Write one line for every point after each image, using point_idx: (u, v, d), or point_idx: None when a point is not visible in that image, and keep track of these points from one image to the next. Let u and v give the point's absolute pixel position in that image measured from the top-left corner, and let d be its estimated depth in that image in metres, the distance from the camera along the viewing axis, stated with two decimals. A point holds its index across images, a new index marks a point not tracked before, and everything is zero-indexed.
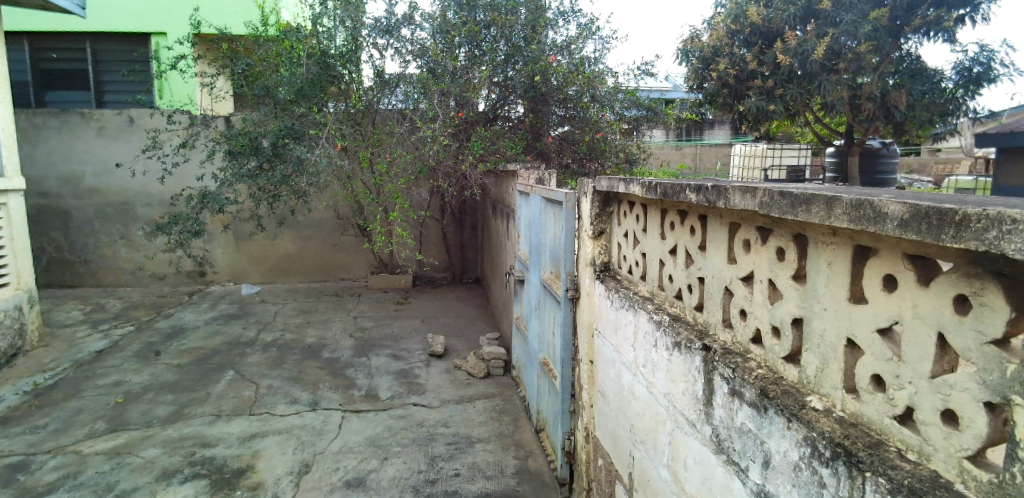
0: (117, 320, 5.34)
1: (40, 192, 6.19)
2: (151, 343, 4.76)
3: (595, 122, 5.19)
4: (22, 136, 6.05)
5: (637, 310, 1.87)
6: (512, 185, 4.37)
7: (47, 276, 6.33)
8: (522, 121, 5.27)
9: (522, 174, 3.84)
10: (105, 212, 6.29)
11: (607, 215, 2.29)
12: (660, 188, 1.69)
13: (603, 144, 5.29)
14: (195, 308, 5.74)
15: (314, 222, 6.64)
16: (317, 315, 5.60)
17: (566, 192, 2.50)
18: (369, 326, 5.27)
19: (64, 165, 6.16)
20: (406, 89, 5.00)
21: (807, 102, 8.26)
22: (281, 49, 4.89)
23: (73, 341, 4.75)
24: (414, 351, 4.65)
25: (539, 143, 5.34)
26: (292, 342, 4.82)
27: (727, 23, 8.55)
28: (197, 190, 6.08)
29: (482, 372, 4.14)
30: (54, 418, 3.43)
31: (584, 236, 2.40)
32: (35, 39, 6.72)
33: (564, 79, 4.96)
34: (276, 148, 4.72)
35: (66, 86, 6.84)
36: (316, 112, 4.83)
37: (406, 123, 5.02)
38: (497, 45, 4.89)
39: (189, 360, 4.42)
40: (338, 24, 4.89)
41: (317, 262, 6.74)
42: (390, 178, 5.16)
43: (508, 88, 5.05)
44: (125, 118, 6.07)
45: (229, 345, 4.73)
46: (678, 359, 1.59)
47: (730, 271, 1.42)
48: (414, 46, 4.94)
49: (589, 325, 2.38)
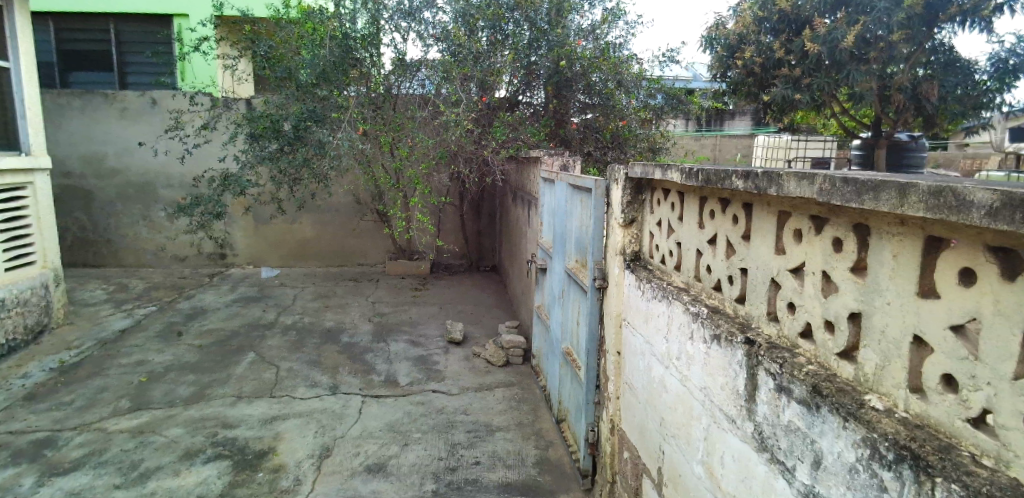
0: (139, 300, 5.40)
1: (64, 172, 6.26)
2: (173, 324, 4.81)
3: (620, 109, 5.11)
4: (46, 117, 6.10)
5: (672, 301, 1.82)
6: (534, 173, 4.31)
7: (71, 256, 6.43)
8: (544, 107, 5.19)
9: (546, 161, 3.78)
10: (128, 193, 6.35)
11: (639, 203, 2.21)
12: (702, 175, 1.61)
13: (626, 132, 5.23)
14: (216, 290, 5.80)
15: (333, 207, 6.64)
16: (335, 299, 5.62)
17: (596, 179, 2.43)
18: (387, 312, 5.26)
19: (88, 145, 6.21)
20: (428, 73, 4.94)
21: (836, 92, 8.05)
22: (303, 32, 4.85)
23: (97, 320, 4.82)
24: (433, 338, 4.64)
25: (562, 130, 5.25)
26: (311, 326, 4.84)
27: (755, 10, 8.31)
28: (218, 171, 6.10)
29: (502, 361, 4.12)
30: (79, 396, 3.49)
31: (613, 224, 2.33)
32: (59, 19, 6.73)
33: (590, 63, 4.85)
34: (297, 131, 4.69)
35: (90, 66, 6.88)
36: (338, 95, 4.78)
37: (428, 108, 4.96)
38: (522, 29, 4.81)
39: (210, 341, 4.46)
40: (360, 6, 4.80)
41: (335, 247, 6.76)
42: (411, 163, 5.12)
43: (531, 72, 4.95)
44: (147, 100, 6.09)
45: (249, 328, 4.76)
46: (717, 352, 1.54)
47: (778, 262, 1.36)
48: (436, 30, 4.88)
49: (616, 315, 2.32)
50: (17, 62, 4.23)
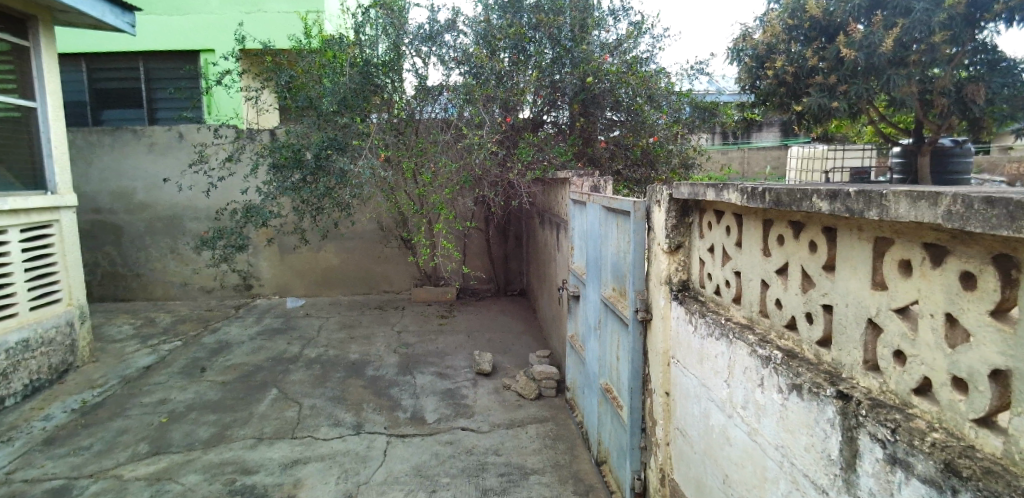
0: (166, 335, 5.37)
1: (95, 208, 6.35)
2: (197, 359, 4.73)
3: (650, 125, 4.89)
4: (78, 154, 6.22)
5: (733, 340, 1.57)
6: (563, 194, 4.10)
7: (101, 290, 6.49)
8: (570, 126, 4.99)
9: (576, 181, 3.59)
10: (156, 226, 6.39)
11: (686, 227, 1.97)
12: (770, 195, 1.37)
13: (657, 148, 5.01)
14: (241, 322, 5.73)
15: (357, 235, 6.56)
16: (361, 329, 5.48)
17: (634, 200, 2.21)
18: (414, 342, 5.08)
19: (117, 180, 6.30)
20: (449, 96, 4.80)
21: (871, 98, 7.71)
22: (324, 60, 4.83)
23: (123, 356, 4.78)
24: (461, 369, 4.43)
25: (589, 149, 5.05)
26: (336, 358, 4.70)
27: (783, 18, 8.03)
28: (241, 202, 6.10)
29: (534, 394, 3.88)
30: (99, 439, 3.38)
31: (656, 250, 2.09)
32: (91, 59, 6.96)
33: (617, 78, 4.65)
34: (319, 160, 4.60)
35: (120, 104, 7.04)
36: (359, 123, 4.70)
37: (450, 131, 4.83)
38: (546, 47, 4.66)
39: (233, 376, 4.35)
40: (381, 32, 4.77)
41: (360, 275, 6.66)
42: (434, 188, 5.02)
43: (555, 91, 4.79)
44: (174, 134, 6.17)
45: (273, 361, 4.64)
46: (798, 405, 1.28)
47: (877, 299, 1.10)
48: (457, 52, 4.77)
49: (663, 352, 2.07)
50: (44, 101, 4.28)
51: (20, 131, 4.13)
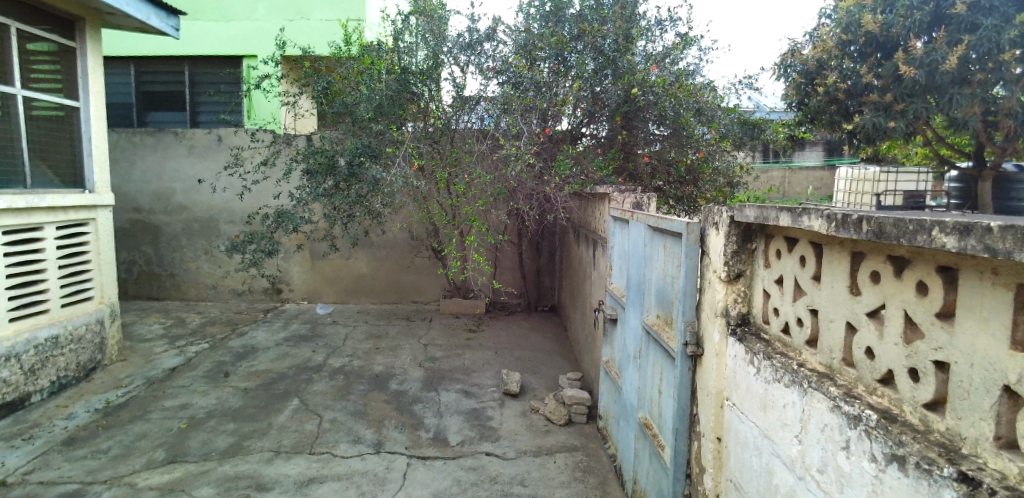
0: (194, 336, 5.38)
1: (134, 207, 6.47)
2: (222, 363, 4.70)
3: (696, 140, 4.65)
4: (122, 154, 6.36)
5: (810, 390, 1.33)
6: (603, 209, 3.89)
7: (137, 289, 6.59)
8: (611, 139, 4.80)
9: (618, 197, 3.39)
10: (192, 227, 6.47)
11: (748, 254, 1.74)
12: (863, 222, 1.12)
13: (704, 165, 4.78)
14: (268, 327, 5.70)
15: (388, 243, 6.49)
16: (387, 340, 5.36)
17: (687, 221, 1.99)
18: (440, 356, 4.93)
19: (157, 181, 6.41)
20: (486, 107, 4.67)
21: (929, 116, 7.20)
22: (362, 67, 4.78)
23: (150, 357, 4.78)
24: (487, 388, 4.25)
25: (631, 164, 4.85)
26: (360, 370, 4.58)
27: (837, 33, 7.66)
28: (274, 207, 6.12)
29: (563, 419, 3.67)
30: (117, 443, 3.33)
31: (712, 278, 1.86)
32: (140, 63, 7.16)
33: (663, 91, 4.43)
34: (352, 167, 4.51)
35: (164, 106, 7.20)
36: (394, 130, 4.61)
37: (487, 141, 4.71)
38: (588, 58, 4.49)
39: (256, 383, 4.28)
40: (420, 39, 4.71)
41: (390, 284, 6.58)
42: (467, 199, 4.92)
43: (597, 104, 4.61)
44: (214, 136, 6.25)
45: (296, 370, 4.56)
46: (898, 481, 1.05)
47: (1016, 363, 0.85)
48: (497, 62, 4.65)
49: (716, 392, 1.84)
50: (88, 100, 4.37)
51: (62, 130, 4.21)
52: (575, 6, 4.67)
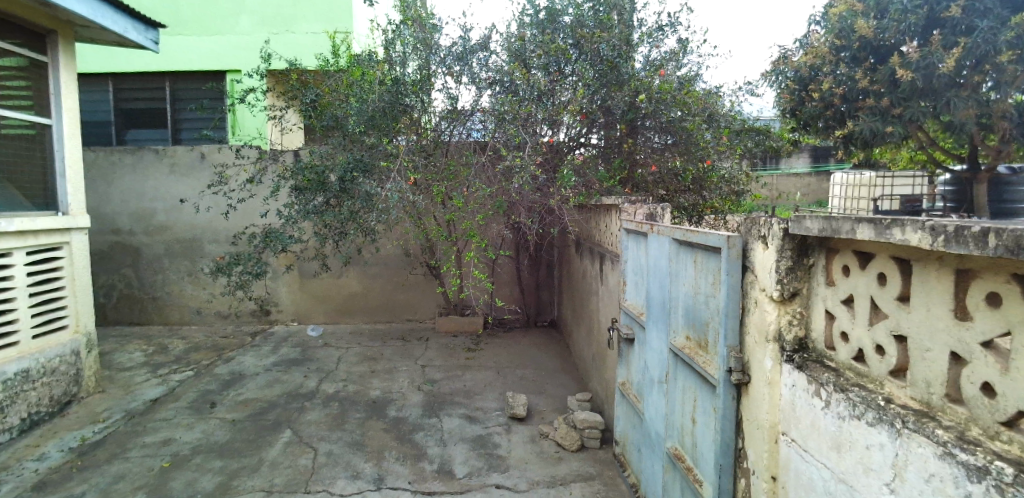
0: (177, 364, 5.07)
1: (113, 228, 6.17)
2: (208, 393, 4.41)
3: (703, 148, 4.45)
4: (100, 173, 6.07)
5: (910, 432, 1.11)
6: (612, 221, 3.69)
7: (117, 314, 6.26)
8: (613, 147, 4.62)
9: (629, 208, 3.20)
10: (174, 248, 6.18)
11: (805, 270, 1.53)
12: (984, 235, 0.91)
13: (711, 173, 4.58)
14: (256, 351, 5.40)
15: (381, 261, 6.24)
16: (382, 363, 5.09)
17: (726, 235, 1.78)
18: (439, 379, 4.68)
19: (138, 200, 6.12)
20: (483, 118, 4.51)
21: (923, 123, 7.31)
22: (352, 79, 4.57)
23: (131, 388, 4.48)
24: (492, 412, 4.00)
25: (635, 174, 4.61)
26: (355, 396, 4.31)
27: (831, 38, 7.61)
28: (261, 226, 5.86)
29: (575, 445, 3.43)
30: (93, 487, 3.03)
31: (761, 297, 1.65)
32: (119, 80, 6.89)
33: (666, 100, 4.29)
34: (344, 182, 4.28)
35: (145, 124, 6.94)
36: (387, 142, 4.35)
37: (487, 153, 4.52)
38: (588, 65, 4.33)
39: (244, 414, 3.99)
40: (412, 50, 4.54)
41: (383, 302, 6.33)
42: (464, 214, 4.70)
43: (599, 113, 4.43)
44: (197, 153, 6.00)
45: (288, 397, 4.28)
46: None
47: None
48: (492, 73, 4.47)
49: (769, 426, 1.62)
50: (60, 117, 4.10)
51: (34, 149, 3.94)
52: (568, 15, 4.47)
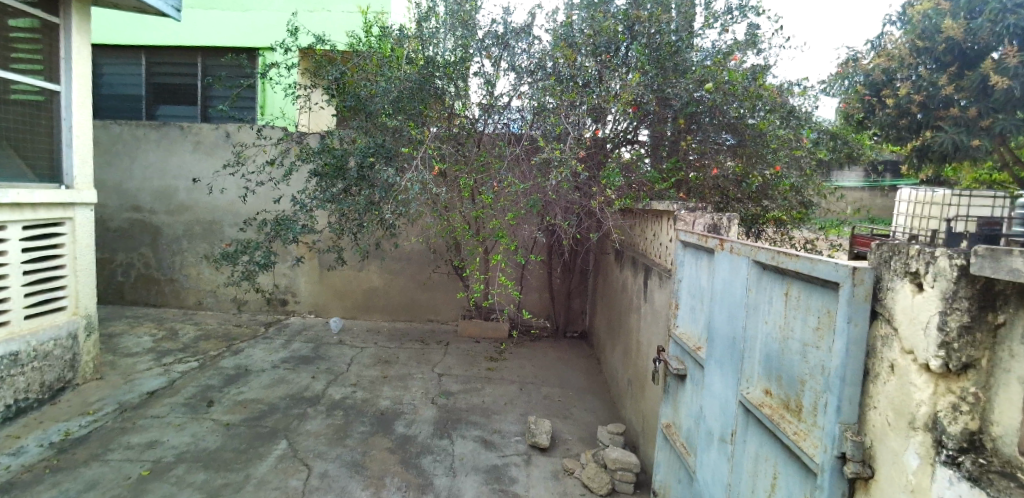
0: (184, 353, 4.81)
1: (134, 206, 5.99)
2: (208, 388, 4.11)
3: (769, 152, 3.86)
4: (125, 149, 5.90)
5: None
6: (664, 229, 3.18)
7: (133, 294, 6.09)
8: (666, 145, 4.08)
9: (687, 216, 2.68)
10: (194, 230, 5.95)
11: (987, 332, 1.00)
12: None
13: (784, 181, 3.87)
14: (267, 345, 5.09)
15: (404, 256, 5.87)
16: (396, 367, 4.69)
17: (850, 267, 1.26)
18: (456, 391, 4.26)
19: (161, 178, 5.91)
20: (522, 106, 4.06)
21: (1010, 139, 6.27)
22: (380, 56, 4.18)
23: (131, 377, 4.22)
24: (511, 437, 3.55)
25: (696, 179, 3.98)
26: (362, 405, 3.93)
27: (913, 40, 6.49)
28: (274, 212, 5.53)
29: (606, 489, 2.94)
30: (61, 493, 2.72)
31: (909, 363, 1.11)
32: (152, 53, 6.75)
33: (736, 93, 3.71)
34: (362, 170, 3.92)
35: (175, 99, 6.75)
36: (413, 127, 3.94)
37: (521, 144, 4.02)
38: (645, 46, 3.83)
39: (241, 417, 3.65)
40: (447, 28, 4.10)
41: (404, 300, 5.96)
42: (493, 212, 4.25)
43: (655, 102, 3.85)
44: (221, 132, 5.76)
45: (290, 401, 3.93)
46: None
47: None
48: (534, 60, 4.00)
49: None
50: (70, 83, 3.84)
51: (39, 116, 3.69)
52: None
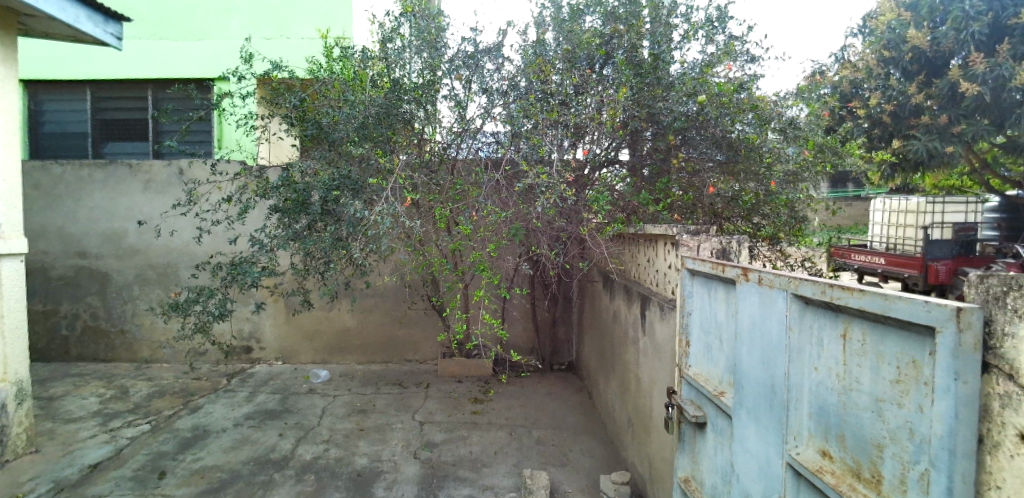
0: (135, 414, 4.31)
1: (80, 252, 5.49)
2: (160, 456, 3.63)
3: (760, 167, 3.67)
4: (68, 190, 5.43)
5: None
6: (661, 255, 2.93)
7: (80, 349, 5.54)
8: (652, 161, 3.83)
9: (690, 241, 2.42)
10: (147, 275, 5.48)
11: None
12: None
13: (783, 196, 3.72)
14: (229, 399, 4.63)
15: (377, 292, 5.50)
16: (374, 417, 4.29)
17: (950, 308, 0.98)
18: (441, 441, 3.87)
19: (109, 221, 5.44)
20: (496, 130, 3.81)
21: (979, 141, 6.97)
22: (343, 82, 3.91)
23: (70, 447, 3.71)
24: (506, 494, 3.17)
25: (693, 198, 3.76)
26: (337, 465, 3.51)
27: (879, 50, 7.27)
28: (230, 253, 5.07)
29: None
30: None
31: None
32: (99, 88, 6.34)
33: (729, 106, 3.50)
34: (326, 204, 3.59)
35: (124, 136, 6.33)
36: (381, 155, 3.63)
37: (501, 169, 3.76)
38: (624, 60, 3.64)
39: (197, 490, 3.20)
40: (414, 50, 3.86)
41: (379, 340, 5.56)
42: (472, 243, 3.96)
43: (641, 119, 3.60)
44: (175, 170, 5.36)
45: (255, 466, 3.49)
46: None
47: None
48: (505, 81, 3.81)
49: None
50: None
51: None
52: (588, 18, 3.84)
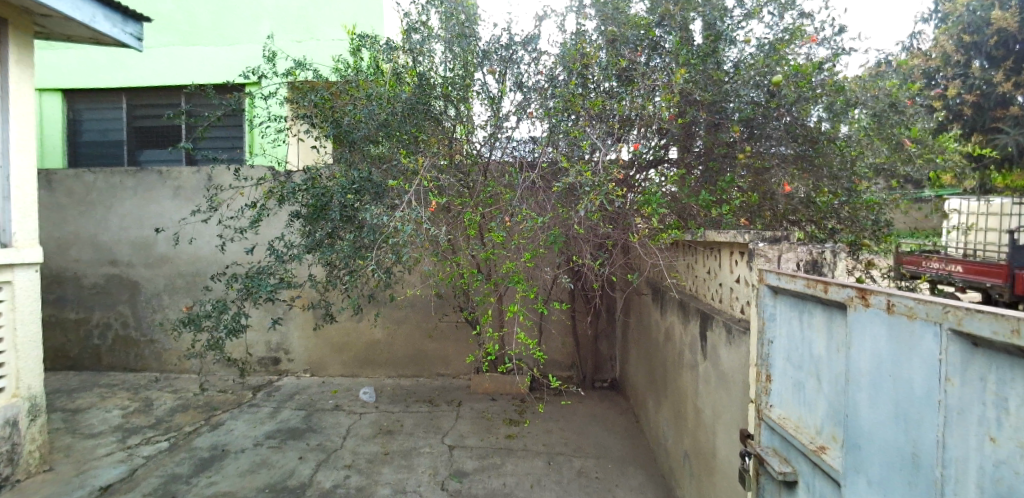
0: (155, 430, 4.14)
1: (111, 261, 5.44)
2: (173, 479, 3.41)
3: (837, 165, 3.18)
4: (100, 198, 5.39)
5: None
6: (728, 267, 2.48)
7: (111, 358, 5.48)
8: (706, 161, 3.37)
9: (771, 251, 1.96)
10: (175, 284, 5.37)
11: None
12: None
13: (871, 198, 3.18)
14: (251, 415, 4.41)
15: (407, 303, 5.21)
16: (399, 439, 3.97)
17: None
18: (471, 471, 3.50)
19: (139, 229, 5.37)
20: (530, 127, 3.45)
21: None
22: (365, 79, 3.64)
23: (84, 466, 3.55)
24: None
25: (757, 200, 3.29)
26: (357, 496, 3.19)
27: None
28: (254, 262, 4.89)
29: None
30: None
31: None
32: (135, 96, 6.36)
33: (805, 89, 3.01)
34: (345, 210, 3.32)
35: (158, 143, 6.30)
36: (405, 156, 3.33)
37: (538, 169, 3.37)
38: (680, 41, 3.22)
39: None
40: (443, 41, 3.56)
41: (409, 354, 5.27)
42: (506, 252, 3.60)
43: (699, 107, 3.17)
44: (204, 176, 5.24)
45: (269, 494, 3.21)
46: None
47: None
48: (543, 74, 3.42)
49: None
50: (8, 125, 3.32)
51: None
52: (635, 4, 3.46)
